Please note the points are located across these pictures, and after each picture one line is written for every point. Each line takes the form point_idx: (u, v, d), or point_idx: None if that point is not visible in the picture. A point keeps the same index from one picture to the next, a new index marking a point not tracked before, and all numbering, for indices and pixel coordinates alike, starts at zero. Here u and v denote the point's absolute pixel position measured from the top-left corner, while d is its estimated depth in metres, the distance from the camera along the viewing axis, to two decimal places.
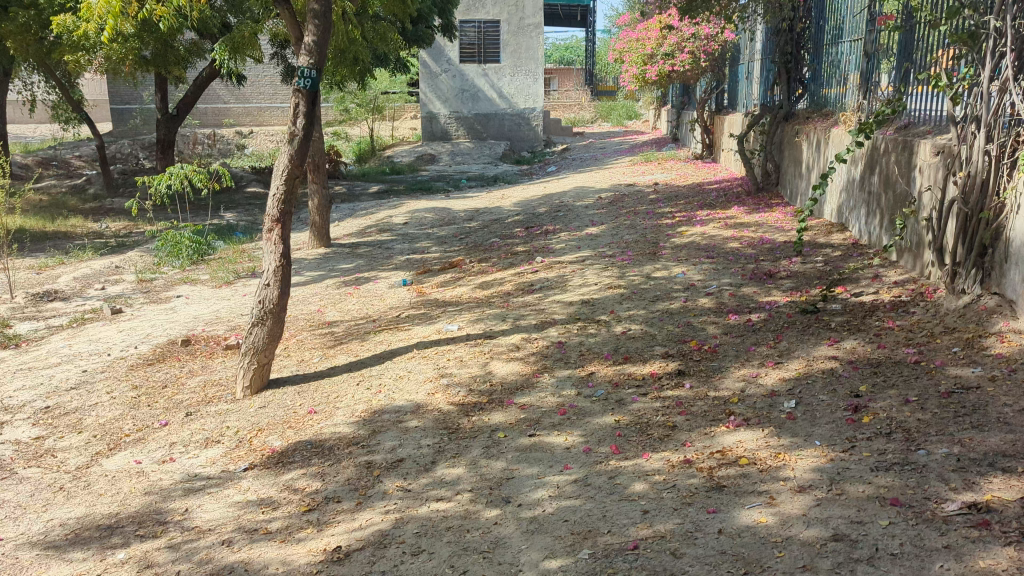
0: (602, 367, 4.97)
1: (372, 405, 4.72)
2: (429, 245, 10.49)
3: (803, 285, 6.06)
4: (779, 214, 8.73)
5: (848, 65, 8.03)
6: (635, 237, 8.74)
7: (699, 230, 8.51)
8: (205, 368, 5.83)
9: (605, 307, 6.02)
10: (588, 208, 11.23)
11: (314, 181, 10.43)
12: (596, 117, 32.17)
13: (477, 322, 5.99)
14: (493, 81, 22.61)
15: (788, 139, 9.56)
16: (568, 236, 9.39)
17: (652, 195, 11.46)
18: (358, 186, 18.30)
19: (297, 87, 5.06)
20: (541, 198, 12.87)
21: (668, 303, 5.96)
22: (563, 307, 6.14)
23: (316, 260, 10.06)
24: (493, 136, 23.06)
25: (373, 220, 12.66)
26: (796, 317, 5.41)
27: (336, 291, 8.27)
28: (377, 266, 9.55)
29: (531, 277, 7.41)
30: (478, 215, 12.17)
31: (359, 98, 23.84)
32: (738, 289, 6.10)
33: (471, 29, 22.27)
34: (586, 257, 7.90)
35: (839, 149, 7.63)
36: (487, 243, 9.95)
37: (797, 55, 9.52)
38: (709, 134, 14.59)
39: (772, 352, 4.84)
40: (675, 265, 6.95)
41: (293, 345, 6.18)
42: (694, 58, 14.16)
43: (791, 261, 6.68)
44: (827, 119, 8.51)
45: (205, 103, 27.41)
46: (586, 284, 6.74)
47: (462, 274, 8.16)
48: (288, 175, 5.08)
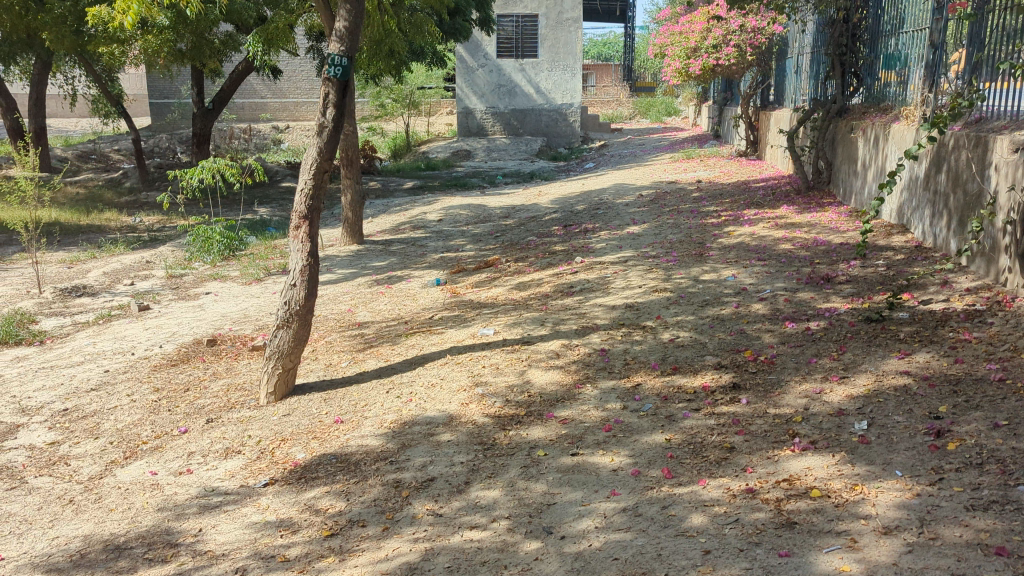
0: (649, 378, 4.61)
1: (402, 416, 4.41)
2: (464, 243, 10.19)
3: (865, 290, 5.63)
4: (832, 214, 8.27)
5: (909, 56, 7.55)
6: (679, 236, 8.35)
7: (747, 230, 8.09)
8: (229, 371, 5.59)
9: (651, 312, 5.66)
10: (629, 206, 10.84)
11: (348, 175, 10.18)
12: (635, 113, 31.67)
13: (514, 326, 5.66)
14: (530, 76, 22.27)
15: (841, 135, 9.09)
16: (609, 235, 9.03)
17: (695, 193, 11.05)
18: (393, 182, 18.08)
19: (327, 75, 4.75)
20: (579, 195, 12.51)
21: (719, 309, 5.58)
22: (605, 311, 5.79)
23: (348, 258, 9.81)
24: (530, 132, 22.72)
25: (407, 216, 12.39)
26: (860, 326, 4.99)
27: (368, 290, 8.00)
28: (411, 264, 9.26)
29: (570, 278, 7.06)
30: (515, 212, 11.85)
31: (396, 93, 23.64)
32: (794, 295, 5.69)
33: (509, 23, 21.93)
34: (628, 258, 7.53)
35: (900, 146, 7.16)
36: (524, 242, 9.62)
37: (853, 47, 9.05)
38: (754, 130, 14.11)
39: (836, 365, 4.43)
40: (724, 267, 6.56)
41: (321, 348, 5.90)
42: (740, 52, 13.68)
43: (850, 264, 6.25)
44: (885, 114, 8.04)
45: (242, 98, 27.50)
46: (630, 286, 6.38)
47: (498, 274, 7.85)
48: (316, 168, 4.79)
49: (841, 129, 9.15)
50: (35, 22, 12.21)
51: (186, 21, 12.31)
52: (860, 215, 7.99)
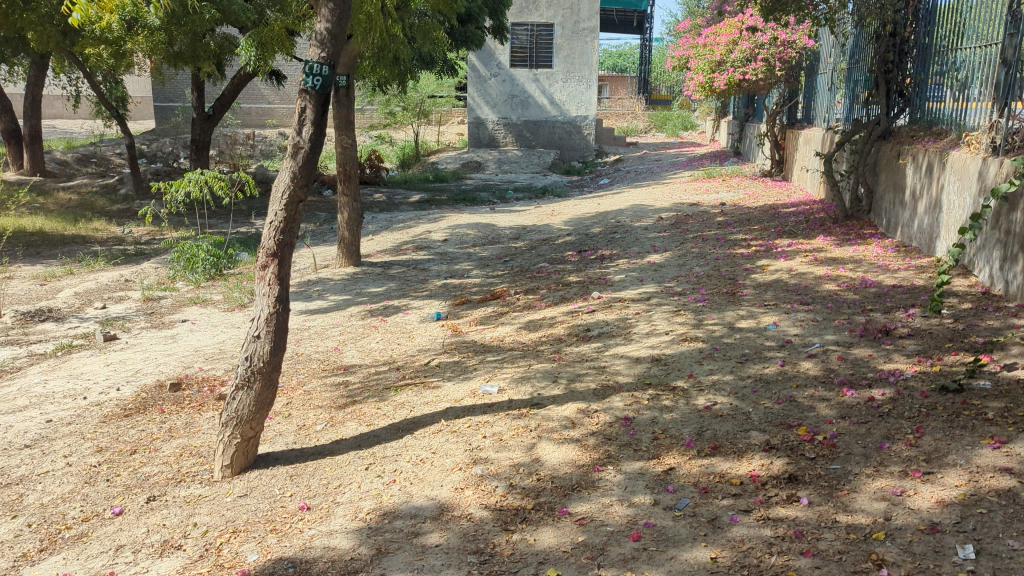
0: (684, 462, 3.78)
1: (381, 505, 3.60)
2: (469, 268, 9.40)
3: (934, 347, 4.78)
4: (878, 248, 7.44)
5: (971, 74, 6.70)
6: (706, 269, 7.54)
7: (783, 265, 7.27)
8: (188, 429, 4.82)
9: (682, 369, 4.83)
10: (647, 230, 10.05)
11: (345, 192, 9.42)
12: (650, 127, 30.94)
13: (521, 382, 4.84)
14: (544, 87, 21.54)
15: (886, 160, 8.27)
16: (628, 265, 8.25)
17: (719, 217, 10.26)
18: (399, 195, 17.33)
19: (304, 87, 3.96)
20: (594, 217, 11.72)
21: (761, 368, 4.76)
22: (628, 365, 4.98)
23: (343, 282, 9.05)
24: (543, 144, 21.96)
25: (410, 235, 11.61)
26: (936, 397, 4.14)
27: (360, 324, 7.22)
28: (411, 291, 8.48)
29: (586, 318, 6.25)
30: (526, 233, 11.06)
31: (406, 101, 22.92)
32: (848, 352, 4.86)
33: (524, 33, 21.19)
34: (650, 295, 6.73)
35: (961, 176, 6.33)
36: (534, 269, 8.83)
37: (900, 64, 8.22)
38: (780, 149, 13.33)
39: (916, 454, 3.56)
40: (762, 312, 5.75)
41: (297, 400, 5.10)
42: (768, 66, 12.86)
43: (910, 313, 5.41)
44: (939, 139, 7.22)
45: (250, 103, 27.06)
46: (655, 333, 5.56)
47: (506, 309, 7.04)
48: (289, 197, 4.02)
49: (885, 153, 8.33)
50: (20, 20, 11.61)
51: (179, 22, 11.57)
52: (909, 251, 7.16)
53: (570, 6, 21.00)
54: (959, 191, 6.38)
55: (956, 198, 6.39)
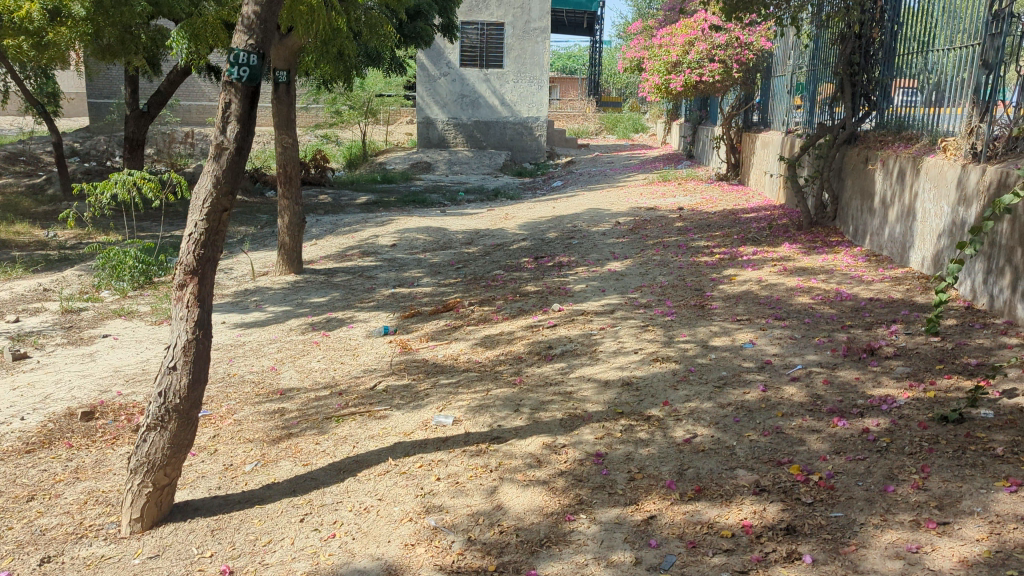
0: (666, 508, 3.33)
1: (318, 567, 3.07)
2: (419, 275, 8.87)
3: (926, 371, 4.43)
4: (848, 258, 7.15)
5: (943, 77, 6.42)
6: (670, 279, 7.14)
7: (750, 275, 6.91)
8: (98, 469, 4.21)
9: (656, 395, 4.39)
10: (605, 236, 9.66)
11: (286, 196, 8.94)
12: (601, 129, 30.73)
13: (479, 411, 4.34)
14: (495, 86, 21.07)
15: (853, 165, 7.98)
16: (588, 273, 7.82)
17: (679, 222, 9.91)
18: (344, 196, 16.69)
19: (229, 79, 3.40)
20: (549, 221, 11.29)
21: (742, 394, 4.34)
22: (596, 391, 4.51)
23: (283, 292, 8.43)
24: (494, 145, 21.49)
25: (356, 239, 11.02)
26: (936, 430, 3.77)
27: (300, 339, 6.63)
28: (356, 300, 7.92)
29: (547, 334, 5.78)
30: (478, 237, 10.57)
31: (353, 99, 22.29)
32: (834, 375, 4.48)
33: (474, 32, 20.73)
34: (615, 308, 6.29)
35: (938, 183, 6.05)
36: (489, 277, 8.35)
37: (866, 66, 7.94)
38: (736, 152, 13.09)
39: (926, 500, 3.16)
40: (736, 328, 5.34)
41: (225, 433, 4.53)
42: (725, 68, 12.57)
43: (894, 331, 5.07)
44: (911, 144, 6.94)
45: (190, 101, 26.25)
46: (623, 352, 5.12)
47: (459, 322, 6.53)
48: (210, 206, 3.46)
49: (851, 158, 8.04)
50: None
51: (107, 12, 10.71)
52: (881, 260, 6.89)
53: (521, 5, 20.57)
54: (935, 199, 6.10)
55: (932, 207, 6.11)
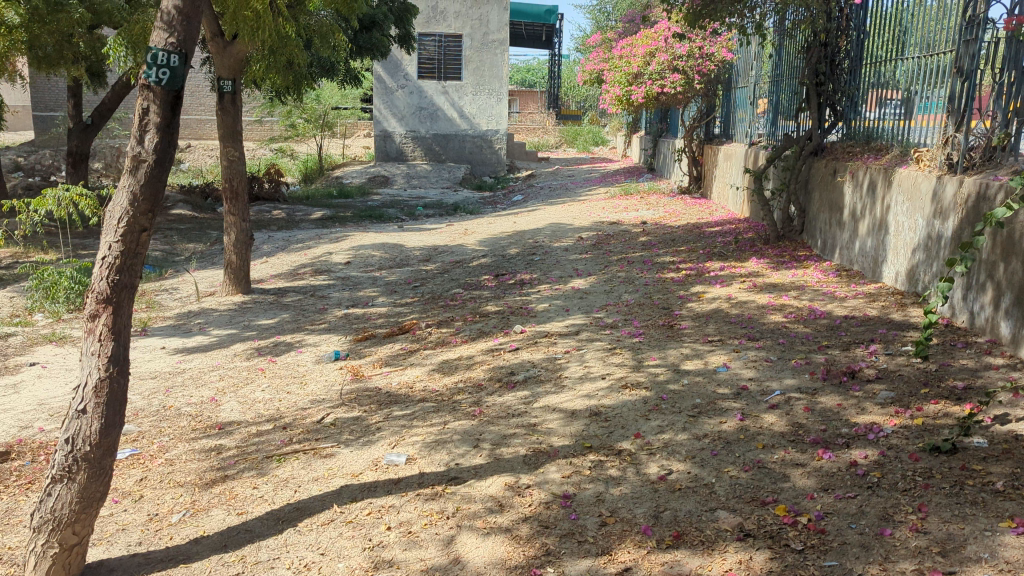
0: (642, 559, 2.99)
1: None
2: (375, 294, 8.47)
3: (910, 396, 4.18)
4: (818, 273, 6.93)
5: (913, 86, 6.24)
6: (636, 296, 6.85)
7: (719, 292, 6.65)
8: (5, 521, 3.74)
9: (627, 426, 4.06)
10: (568, 251, 9.36)
11: (232, 211, 8.50)
12: (561, 142, 30.62)
13: (435, 447, 3.96)
14: (453, 99, 20.76)
15: (820, 177, 7.79)
16: (551, 291, 7.51)
17: (642, 237, 9.65)
18: (299, 211, 16.20)
19: (145, 82, 3.02)
20: (510, 236, 10.97)
21: (718, 423, 4.03)
22: (562, 422, 4.17)
23: (229, 314, 7.96)
24: (453, 159, 21.17)
25: (308, 256, 10.57)
26: (929, 461, 3.50)
27: (245, 366, 6.19)
28: (307, 322, 7.50)
29: (508, 358, 5.44)
30: (437, 254, 10.19)
31: (309, 113, 21.81)
32: (814, 401, 4.20)
33: (431, 44, 20.43)
34: (580, 329, 5.96)
35: (911, 196, 5.85)
36: (448, 295, 7.99)
37: (832, 76, 7.78)
38: (698, 165, 12.96)
39: (928, 544, 2.87)
40: (708, 350, 5.05)
41: (154, 476, 4.09)
42: (686, 79, 12.38)
43: (873, 352, 4.82)
44: (880, 155, 6.76)
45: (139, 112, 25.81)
46: (590, 378, 4.79)
47: (415, 346, 6.15)
48: (127, 225, 3.06)
49: (819, 170, 7.85)
50: None
51: (43, 20, 10.12)
52: (852, 275, 6.68)
53: (479, 17, 20.32)
54: (908, 213, 5.89)
55: (905, 220, 5.91)
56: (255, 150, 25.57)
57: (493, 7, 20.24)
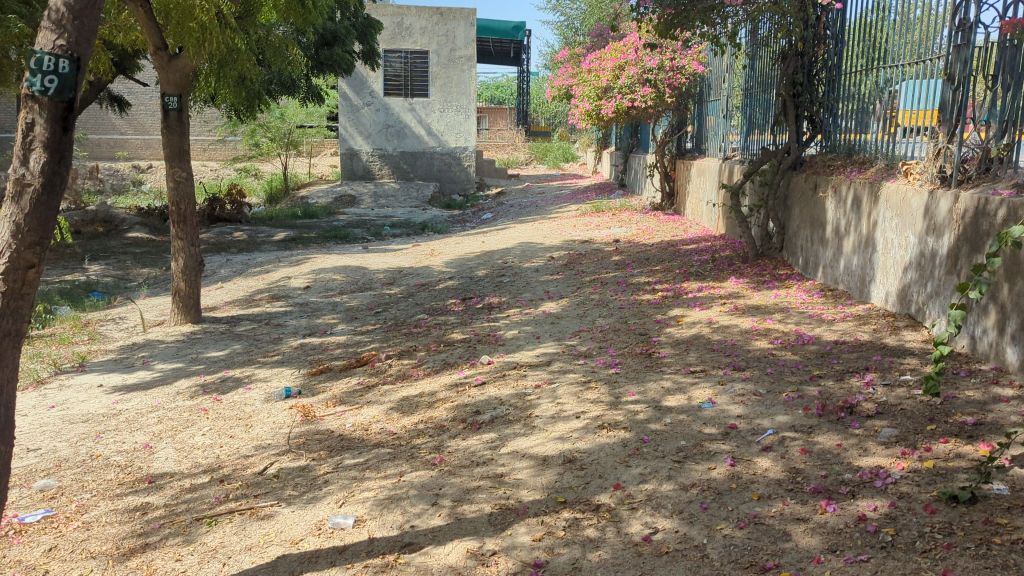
0: None
1: None
2: (334, 321, 7.97)
3: (916, 433, 3.78)
4: (801, 293, 6.56)
5: (897, 96, 5.92)
6: (611, 321, 6.42)
7: (699, 315, 6.24)
8: None
9: (605, 475, 3.62)
10: (538, 272, 8.93)
11: (180, 236, 7.98)
12: (531, 159, 30.31)
13: (388, 505, 3.49)
14: (420, 116, 20.34)
15: (800, 192, 7.44)
16: (521, 316, 7.07)
17: (616, 256, 9.26)
18: (261, 233, 15.65)
19: (28, 93, 2.58)
20: (478, 256, 10.53)
21: (707, 470, 3.60)
22: (533, 471, 3.71)
23: (176, 346, 7.42)
24: (421, 177, 20.73)
25: (266, 281, 10.05)
26: (947, 513, 3.10)
27: (186, 406, 5.66)
28: (259, 354, 6.99)
29: (474, 393, 4.98)
30: (401, 277, 9.72)
31: (273, 132, 21.24)
32: (811, 442, 3.79)
33: (397, 61, 19.97)
34: (552, 359, 5.52)
35: (900, 212, 5.50)
36: (412, 322, 7.52)
37: (809, 87, 7.48)
38: (670, 181, 12.64)
39: None
40: (691, 383, 4.63)
41: (66, 544, 3.57)
42: (657, 93, 12.05)
43: (870, 383, 4.43)
44: (864, 168, 6.42)
45: (99, 134, 25.86)
46: (562, 418, 4.34)
47: (374, 381, 5.66)
48: (9, 262, 2.67)
49: (798, 185, 7.51)
50: None
51: None
52: (838, 295, 6.32)
53: (446, 33, 19.96)
54: (898, 230, 5.54)
55: (895, 237, 5.56)
56: (219, 170, 24.96)
57: (459, 23, 19.89)
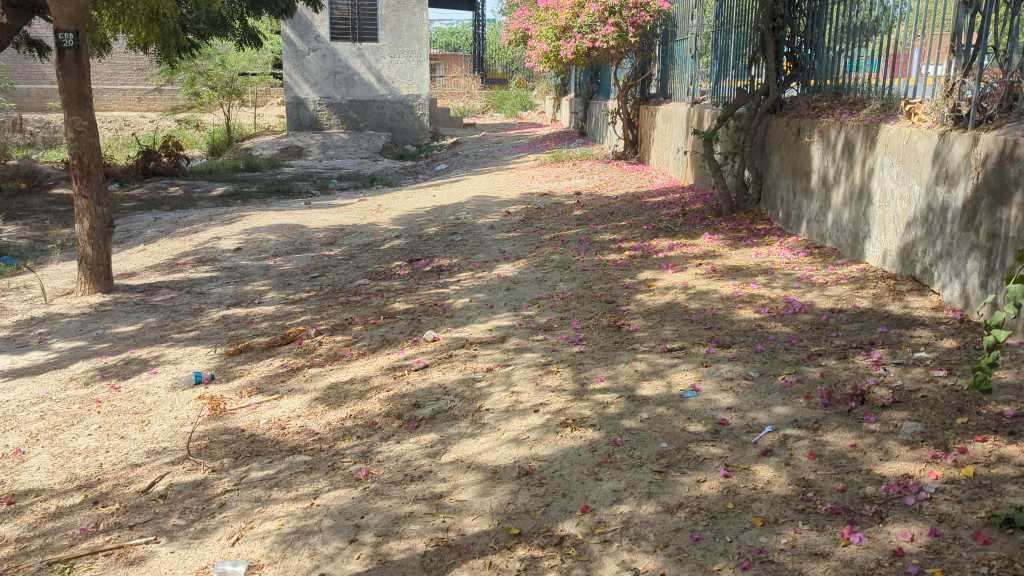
0: None
1: None
2: (264, 288, 7.11)
3: (944, 430, 3.10)
4: (785, 252, 5.86)
5: (897, 25, 5.17)
6: (573, 287, 5.68)
7: (673, 278, 5.52)
8: None
9: (570, 494, 2.89)
10: (493, 229, 8.14)
11: (84, 193, 7.00)
12: (488, 107, 29.18)
13: (294, 546, 2.73)
14: (370, 62, 19.16)
15: (780, 138, 6.71)
16: (473, 280, 6.29)
17: (578, 210, 8.50)
18: (198, 187, 14.55)
19: None
20: (428, 212, 9.68)
21: (694, 484, 2.90)
22: (480, 489, 2.98)
23: (80, 320, 6.53)
24: (372, 126, 19.66)
25: (193, 243, 9.10)
26: (1006, 543, 2.42)
27: (78, 396, 4.81)
28: (174, 329, 6.13)
29: (414, 380, 4.22)
30: (344, 236, 8.84)
31: (214, 79, 19.82)
32: (820, 444, 3.09)
33: (344, 2, 18.73)
34: (507, 334, 4.75)
35: (903, 159, 4.78)
36: (351, 288, 6.70)
37: (791, 20, 6.71)
38: (633, 128, 11.87)
39: None
40: (669, 365, 3.91)
41: None
42: (620, 32, 11.16)
43: (879, 362, 3.74)
44: (855, 109, 5.69)
45: (28, 83, 24.33)
46: (518, 413, 3.60)
47: (300, 363, 4.85)
48: None
49: (778, 130, 6.76)
50: None
51: None
52: (826, 253, 5.65)
53: None
54: (900, 179, 4.82)
55: (895, 187, 4.86)
56: (158, 121, 23.57)
57: None
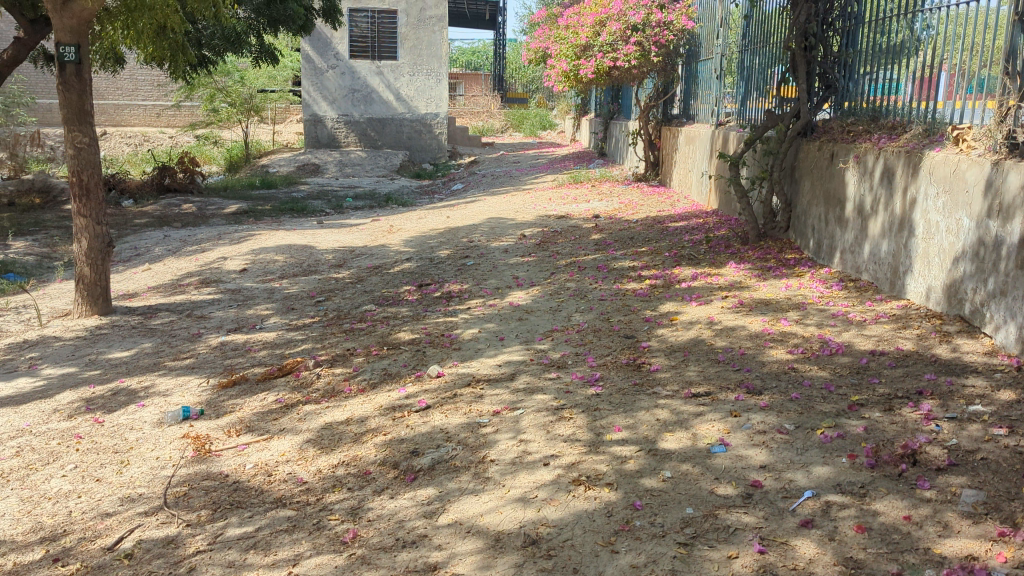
0: None
1: None
2: (267, 312, 6.81)
3: (1010, 501, 2.71)
4: (816, 284, 5.49)
5: (940, 45, 4.80)
6: (589, 318, 5.33)
7: (697, 312, 5.15)
8: None
9: (581, 571, 2.53)
10: (507, 253, 7.81)
11: (82, 212, 6.73)
12: (507, 126, 28.96)
13: None
14: (388, 80, 18.98)
15: (811, 163, 6.35)
16: (484, 309, 5.95)
17: (596, 234, 8.15)
18: (212, 205, 14.33)
19: None
20: (441, 234, 9.38)
21: (724, 561, 2.53)
22: (480, 561, 2.63)
23: (74, 344, 6.25)
24: (389, 145, 19.46)
25: (199, 263, 8.84)
26: None
27: (59, 430, 4.51)
28: (169, 356, 5.83)
29: (414, 422, 3.88)
30: (353, 258, 8.55)
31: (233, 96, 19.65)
32: (868, 514, 2.71)
33: (363, 20, 18.58)
34: (517, 371, 4.40)
35: (951, 188, 4.41)
36: (357, 314, 6.38)
37: (824, 39, 6.35)
38: (654, 149, 11.53)
39: None
40: (695, 414, 3.54)
41: None
42: (641, 51, 10.85)
43: (930, 416, 3.35)
44: (894, 134, 5.32)
45: (49, 97, 24.41)
46: (526, 465, 3.24)
47: (295, 399, 4.52)
48: None
49: (809, 154, 6.40)
50: None
51: None
52: (862, 287, 5.27)
53: None
54: (946, 210, 4.45)
55: (941, 219, 4.49)
56: (177, 137, 23.56)
57: None
